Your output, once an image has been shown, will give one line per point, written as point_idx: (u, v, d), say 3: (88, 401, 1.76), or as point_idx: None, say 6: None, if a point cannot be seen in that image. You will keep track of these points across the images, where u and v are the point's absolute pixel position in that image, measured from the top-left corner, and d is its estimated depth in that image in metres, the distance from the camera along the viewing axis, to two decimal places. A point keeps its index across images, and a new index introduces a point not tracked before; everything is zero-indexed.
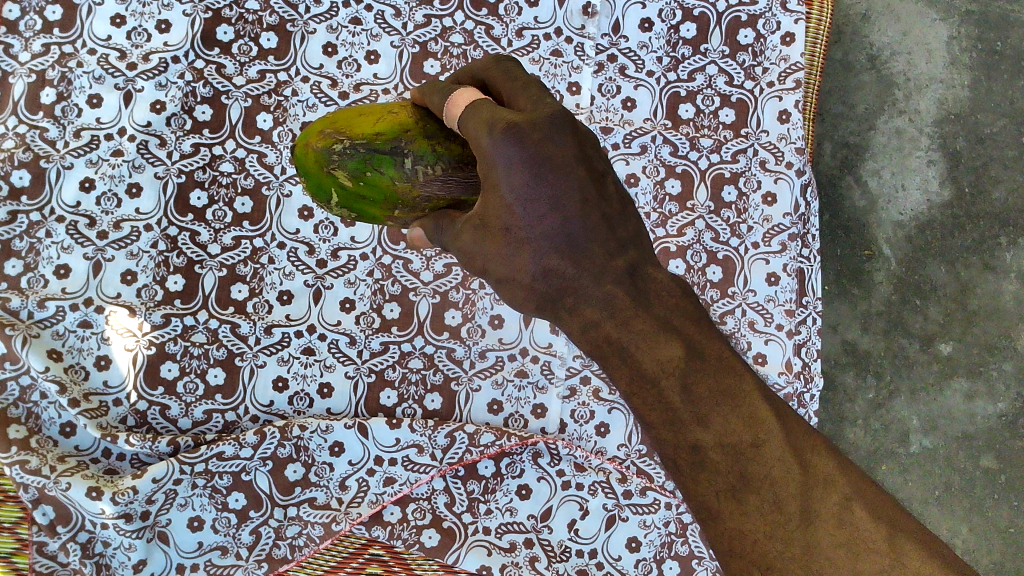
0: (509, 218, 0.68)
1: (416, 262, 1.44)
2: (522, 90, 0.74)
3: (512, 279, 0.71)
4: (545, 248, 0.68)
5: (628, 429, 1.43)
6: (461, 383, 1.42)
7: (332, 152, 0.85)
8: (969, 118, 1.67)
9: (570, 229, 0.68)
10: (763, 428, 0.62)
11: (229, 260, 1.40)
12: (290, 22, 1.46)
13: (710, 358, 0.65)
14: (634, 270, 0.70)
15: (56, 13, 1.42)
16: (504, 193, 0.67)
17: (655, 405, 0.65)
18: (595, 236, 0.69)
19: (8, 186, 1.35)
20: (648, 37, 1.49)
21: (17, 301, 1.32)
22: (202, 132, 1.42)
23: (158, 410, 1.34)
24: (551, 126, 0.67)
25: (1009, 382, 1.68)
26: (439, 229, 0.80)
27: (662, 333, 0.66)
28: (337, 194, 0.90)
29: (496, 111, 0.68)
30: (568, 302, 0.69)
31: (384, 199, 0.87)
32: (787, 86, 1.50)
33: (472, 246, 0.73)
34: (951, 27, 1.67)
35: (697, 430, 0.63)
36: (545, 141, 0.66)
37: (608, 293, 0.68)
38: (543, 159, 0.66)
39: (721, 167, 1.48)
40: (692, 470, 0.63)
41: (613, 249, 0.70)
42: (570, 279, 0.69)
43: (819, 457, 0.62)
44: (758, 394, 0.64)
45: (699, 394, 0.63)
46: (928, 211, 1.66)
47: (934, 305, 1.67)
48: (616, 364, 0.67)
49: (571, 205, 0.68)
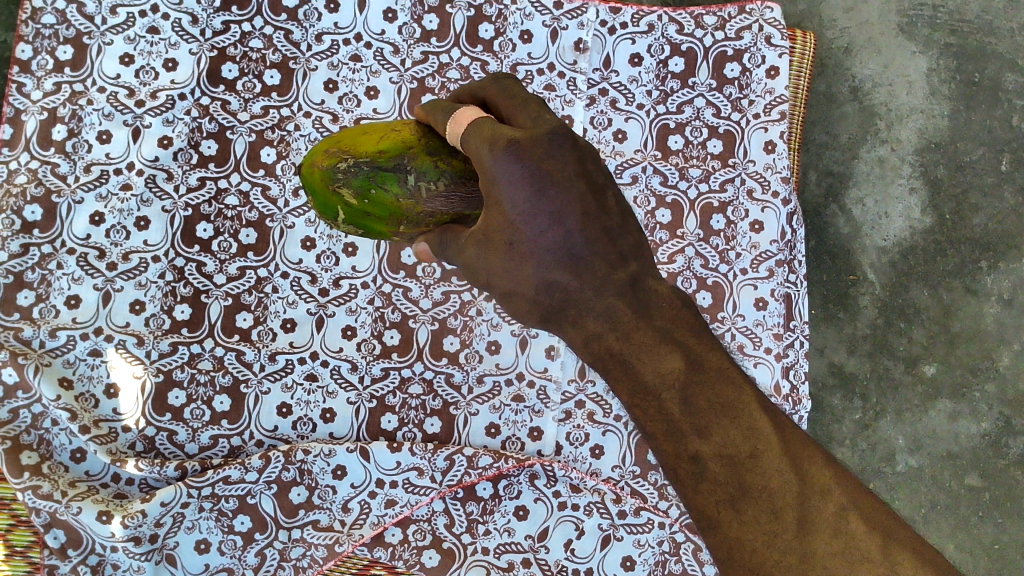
0: (513, 233, 0.70)
1: (416, 290, 1.49)
2: (520, 107, 0.76)
3: (518, 292, 0.73)
4: (549, 262, 0.71)
5: (622, 451, 1.48)
6: (459, 408, 1.46)
7: (338, 171, 0.90)
8: (949, 147, 1.72)
9: (572, 242, 0.71)
10: (761, 439, 0.65)
11: (234, 289, 1.45)
12: (292, 59, 1.50)
13: (708, 369, 0.68)
14: (635, 282, 0.73)
15: (67, 53, 1.46)
16: (507, 211, 0.70)
17: (657, 417, 0.68)
18: (597, 249, 0.72)
19: (20, 220, 1.39)
20: (638, 71, 1.55)
21: (28, 330, 1.36)
22: (207, 166, 1.47)
23: (165, 436, 1.39)
24: (550, 141, 0.69)
25: (992, 403, 1.73)
26: (444, 244, 0.84)
27: (662, 344, 0.69)
28: (343, 212, 0.94)
29: (496, 129, 0.70)
30: (571, 314, 0.72)
31: (389, 216, 0.91)
32: (772, 118, 1.55)
33: (475, 259, 0.76)
34: (930, 58, 1.72)
35: (696, 441, 0.65)
36: (545, 158, 0.68)
37: (608, 305, 0.71)
38: (544, 175, 0.68)
39: (710, 196, 1.53)
40: (693, 480, 0.65)
41: (615, 262, 0.72)
42: (574, 291, 0.72)
43: (817, 467, 0.65)
44: (755, 404, 0.67)
45: (698, 406, 0.66)
46: (910, 237, 1.72)
47: (918, 328, 1.72)
48: (618, 375, 0.70)
49: (572, 219, 0.70)
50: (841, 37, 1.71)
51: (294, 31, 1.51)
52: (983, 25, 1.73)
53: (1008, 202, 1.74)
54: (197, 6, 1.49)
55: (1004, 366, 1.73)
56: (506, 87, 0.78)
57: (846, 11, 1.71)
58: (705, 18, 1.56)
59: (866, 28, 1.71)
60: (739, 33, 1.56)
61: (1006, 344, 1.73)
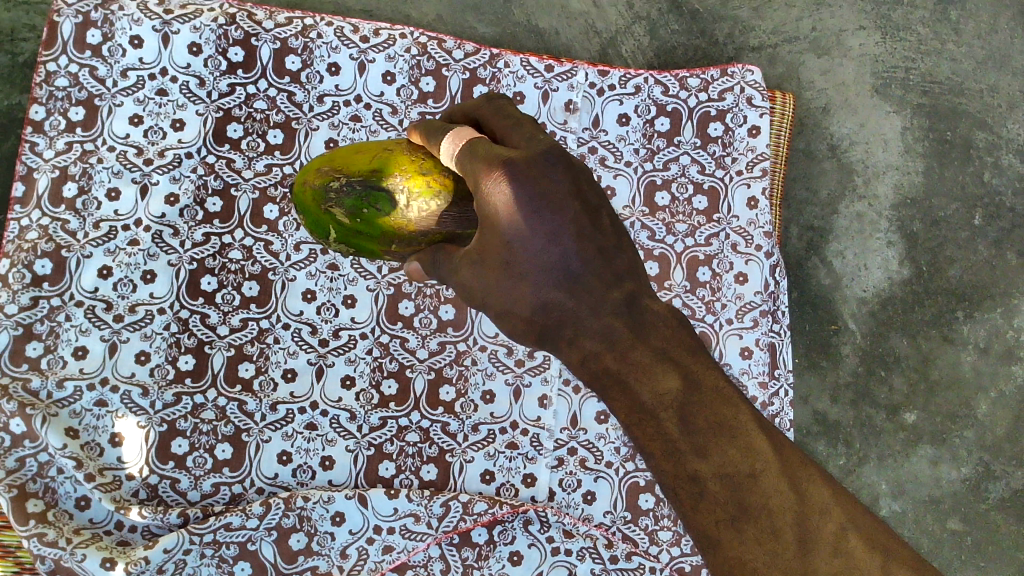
0: (508, 252, 0.75)
1: (412, 340, 1.53)
2: (514, 128, 0.82)
3: (512, 311, 0.77)
4: (545, 281, 0.75)
5: (614, 497, 1.53)
6: (455, 455, 1.50)
7: (330, 190, 0.98)
8: (924, 202, 1.79)
9: (567, 262, 0.75)
10: (758, 458, 0.68)
11: (236, 340, 1.49)
12: (294, 120, 1.56)
13: (704, 388, 0.71)
14: (630, 300, 0.76)
15: (79, 114, 1.50)
16: (506, 230, 0.75)
17: (655, 436, 0.70)
18: (592, 269, 0.76)
19: (31, 273, 1.43)
20: (626, 130, 1.62)
21: (37, 381, 1.40)
22: (213, 222, 1.51)
23: (168, 483, 1.42)
24: (545, 162, 0.75)
25: (971, 448, 1.78)
26: (436, 263, 0.88)
27: (659, 364, 0.72)
28: (336, 228, 1.02)
29: (492, 149, 0.76)
30: (566, 333, 0.76)
31: (379, 233, 0.97)
32: (754, 174, 1.62)
33: (471, 278, 0.80)
34: (903, 118, 1.80)
35: (696, 461, 0.68)
36: (542, 178, 0.74)
37: (605, 324, 0.75)
38: (542, 195, 0.74)
39: (695, 249, 1.59)
40: (692, 499, 0.69)
41: (609, 281, 0.76)
42: (568, 309, 0.76)
43: (812, 484, 0.69)
44: (751, 422, 0.70)
45: (697, 426, 0.69)
46: (889, 288, 1.78)
47: (898, 376, 1.78)
48: (615, 394, 0.73)
49: (568, 238, 0.75)
50: (818, 98, 1.79)
51: (297, 92, 1.57)
52: (955, 86, 1.81)
53: (982, 254, 1.80)
54: (205, 68, 1.55)
55: (982, 413, 1.79)
56: (500, 110, 0.85)
57: (824, 73, 1.79)
58: (690, 80, 1.64)
59: (842, 90, 1.79)
60: (722, 94, 1.64)
61: (984, 392, 1.79)
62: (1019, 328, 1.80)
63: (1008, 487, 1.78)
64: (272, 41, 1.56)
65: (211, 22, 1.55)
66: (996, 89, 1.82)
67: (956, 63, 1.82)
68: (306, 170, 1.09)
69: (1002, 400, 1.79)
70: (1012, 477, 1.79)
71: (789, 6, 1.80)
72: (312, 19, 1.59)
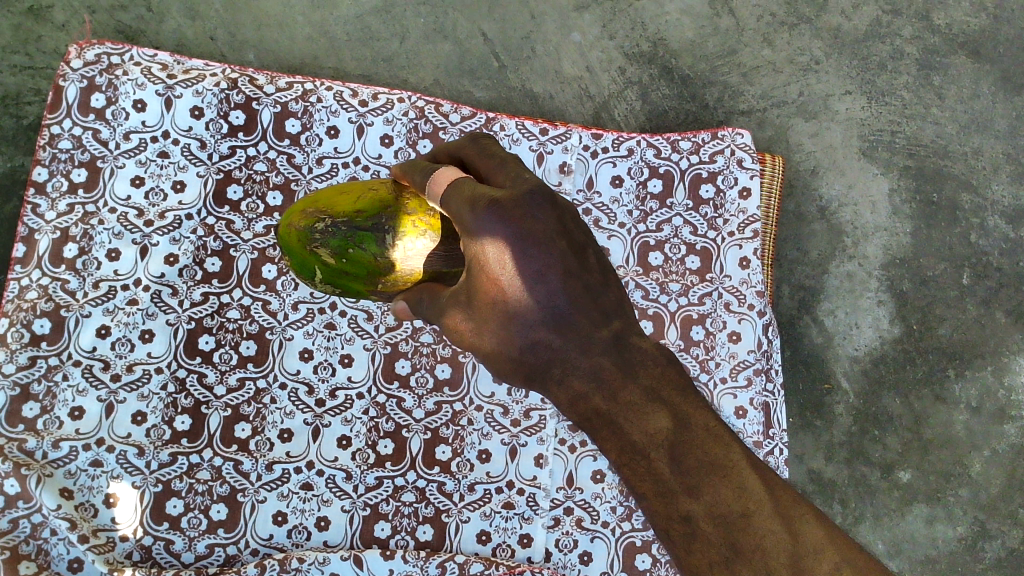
0: (497, 293, 0.79)
1: (409, 399, 1.53)
2: (500, 167, 0.83)
3: (501, 351, 0.81)
4: (533, 321, 0.79)
5: (610, 557, 1.52)
6: (451, 515, 1.50)
7: (316, 231, 1.04)
8: (913, 263, 1.82)
9: (554, 301, 0.78)
10: (751, 498, 0.69)
11: (233, 399, 1.49)
12: (294, 181, 1.58)
13: (696, 428, 0.73)
14: (618, 339, 0.80)
15: (81, 175, 1.52)
16: (495, 270, 0.78)
17: (647, 476, 0.73)
18: (580, 308, 0.79)
19: (29, 333, 1.44)
20: (619, 192, 1.64)
21: (32, 441, 1.40)
22: (211, 282, 1.52)
23: (162, 544, 1.42)
24: (530, 202, 0.76)
25: (966, 508, 1.79)
26: (421, 302, 0.91)
27: (650, 405, 0.75)
28: (321, 270, 1.07)
29: (477, 189, 0.78)
30: (556, 372, 0.80)
31: (363, 273, 1.01)
32: (746, 235, 1.64)
33: (462, 321, 0.84)
34: (891, 180, 1.83)
35: (688, 500, 0.70)
36: (525, 216, 0.76)
37: (594, 364, 0.78)
38: (526, 234, 0.76)
39: (689, 308, 1.61)
40: (685, 539, 0.70)
41: (597, 320, 0.80)
42: (556, 348, 0.79)
43: (808, 528, 0.70)
44: (743, 463, 0.72)
45: (688, 466, 0.71)
46: (880, 347, 1.80)
47: (892, 435, 1.79)
48: (607, 434, 0.76)
49: (554, 278, 0.78)
50: (806, 160, 1.82)
51: (296, 154, 1.59)
52: (939, 149, 1.85)
53: (970, 313, 1.82)
54: (206, 130, 1.57)
55: (975, 472, 1.79)
56: (485, 149, 0.87)
57: (811, 136, 1.83)
58: (682, 143, 1.67)
59: (830, 152, 1.83)
60: (713, 157, 1.67)
61: (976, 450, 1.79)
62: (1009, 386, 1.81)
63: (1003, 546, 1.78)
64: (273, 104, 1.59)
65: (213, 86, 1.58)
66: (980, 151, 1.85)
67: (940, 127, 1.85)
68: (289, 214, 1.15)
69: (995, 458, 1.80)
70: (1008, 536, 1.79)
71: (776, 71, 1.83)
72: (312, 84, 1.63)
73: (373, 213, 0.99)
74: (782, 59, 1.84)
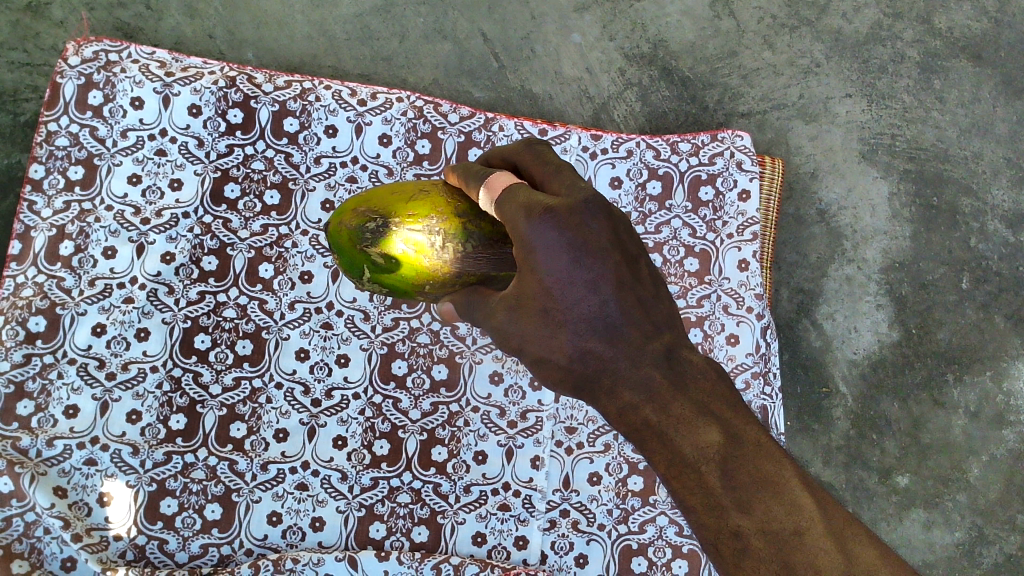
0: (548, 300, 0.74)
1: (405, 400, 1.52)
2: (555, 173, 0.81)
3: (550, 359, 0.76)
4: (584, 330, 0.74)
5: (606, 560, 1.52)
6: (446, 516, 1.49)
7: (367, 230, 0.96)
8: (913, 266, 1.80)
9: (606, 310, 0.74)
10: (804, 515, 0.65)
11: (228, 399, 1.48)
12: (292, 180, 1.58)
13: (748, 443, 0.68)
14: (670, 352, 0.75)
15: (78, 173, 1.52)
16: (541, 277, 0.74)
17: (696, 490, 0.68)
18: (631, 319, 0.75)
19: (24, 331, 1.43)
20: (618, 193, 1.63)
21: (27, 439, 1.40)
22: (207, 280, 1.52)
23: (156, 544, 1.41)
24: (585, 213, 0.75)
25: (964, 513, 1.78)
26: (470, 305, 0.88)
27: (699, 418, 0.69)
28: (368, 270, 1.00)
29: (532, 197, 0.76)
30: (605, 383, 0.74)
31: (414, 275, 0.95)
32: (744, 238, 1.64)
33: (507, 324, 0.79)
34: (890, 183, 1.81)
35: (738, 516, 0.66)
36: (580, 227, 0.74)
37: (644, 375, 0.72)
38: (581, 243, 0.74)
39: (687, 311, 1.60)
40: (735, 555, 0.66)
41: (649, 331, 0.75)
42: (607, 359, 0.74)
43: (864, 548, 0.66)
44: (797, 480, 0.67)
45: (738, 479, 0.66)
46: (879, 351, 1.78)
47: (890, 439, 1.78)
48: (655, 446, 0.71)
49: (607, 287, 0.74)
50: (806, 163, 1.80)
51: (295, 153, 1.59)
52: (939, 153, 1.83)
53: (969, 318, 1.81)
54: (204, 129, 1.57)
55: (974, 477, 1.78)
56: (542, 155, 0.84)
57: (811, 139, 1.81)
58: (681, 145, 1.66)
59: (830, 156, 1.81)
60: (712, 159, 1.66)
61: (975, 455, 1.79)
62: (1008, 392, 1.80)
63: (1001, 552, 1.78)
64: (271, 103, 1.59)
65: (211, 84, 1.58)
66: (980, 155, 1.83)
67: (940, 131, 1.84)
68: (340, 211, 1.08)
69: (993, 463, 1.79)
70: (1006, 542, 1.79)
71: (776, 74, 1.82)
72: (310, 83, 1.62)
73: (429, 214, 0.92)
74: (782, 61, 1.82)
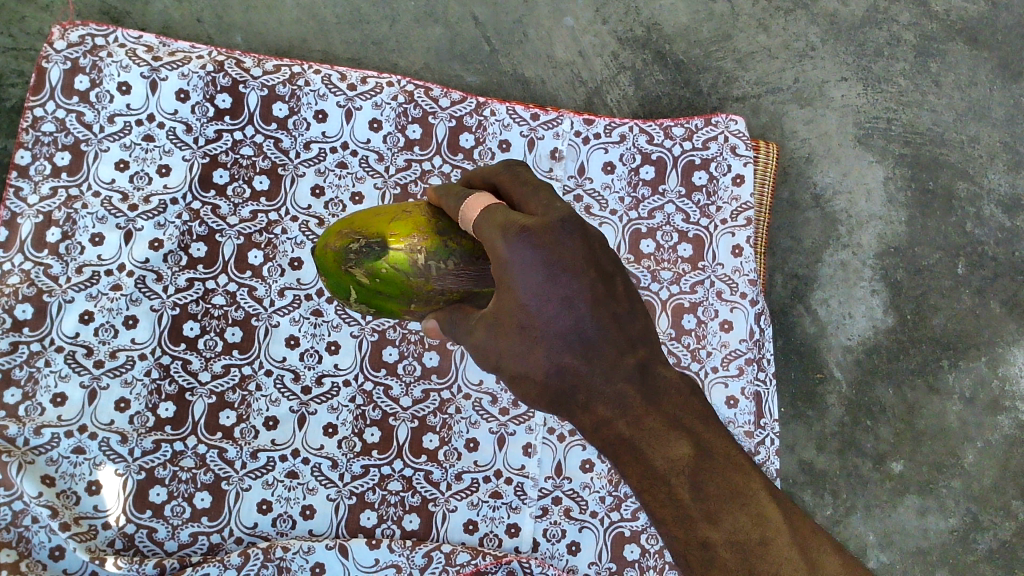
0: (524, 316, 0.71)
1: (396, 387, 1.51)
2: (532, 194, 0.79)
3: (525, 376, 0.73)
4: (560, 346, 0.71)
5: (599, 547, 1.51)
6: (437, 504, 1.48)
7: (351, 251, 0.95)
8: (908, 252, 1.72)
9: (582, 327, 0.72)
10: (768, 526, 0.68)
11: (217, 387, 1.47)
12: (281, 166, 1.56)
13: (716, 455, 0.71)
14: (644, 366, 0.75)
15: (65, 158, 1.50)
16: (517, 295, 0.71)
17: (666, 503, 0.70)
18: (607, 335, 0.73)
19: (11, 318, 1.42)
20: (611, 178, 1.62)
21: (14, 428, 1.38)
22: (196, 267, 1.51)
23: (145, 532, 1.40)
24: (562, 229, 0.71)
25: (958, 499, 1.71)
26: (454, 323, 0.86)
27: (671, 432, 0.71)
28: (355, 290, 0.99)
29: (510, 215, 0.73)
30: (580, 399, 0.73)
31: (400, 293, 0.94)
32: (739, 223, 1.62)
33: (484, 342, 0.76)
34: (886, 168, 1.74)
35: (707, 527, 0.68)
36: (556, 243, 0.70)
37: (618, 390, 0.72)
38: (559, 262, 0.70)
39: (681, 297, 1.60)
40: (702, 566, 0.68)
41: (624, 347, 0.74)
42: (583, 376, 0.72)
43: (822, 554, 0.69)
44: (762, 492, 0.71)
45: (707, 492, 0.69)
46: (874, 337, 1.71)
47: (884, 425, 1.71)
48: (627, 460, 0.72)
49: (582, 304, 0.72)
50: (801, 147, 1.74)
51: (284, 139, 1.57)
52: (936, 137, 1.76)
53: (965, 303, 1.74)
54: (192, 114, 1.55)
55: (969, 463, 1.72)
56: (518, 175, 0.82)
57: (806, 123, 1.75)
58: (674, 129, 1.64)
59: (826, 139, 1.75)
60: (706, 143, 1.64)
61: (969, 442, 1.72)
62: (1004, 377, 1.72)
63: (996, 539, 1.71)
64: (260, 88, 1.57)
65: (198, 69, 1.56)
66: (977, 139, 1.77)
67: (936, 114, 1.77)
68: (327, 234, 1.07)
69: (988, 450, 1.72)
70: (1000, 528, 1.71)
71: (772, 58, 1.76)
72: (299, 67, 1.60)
73: (411, 233, 0.91)
74: (777, 44, 1.77)
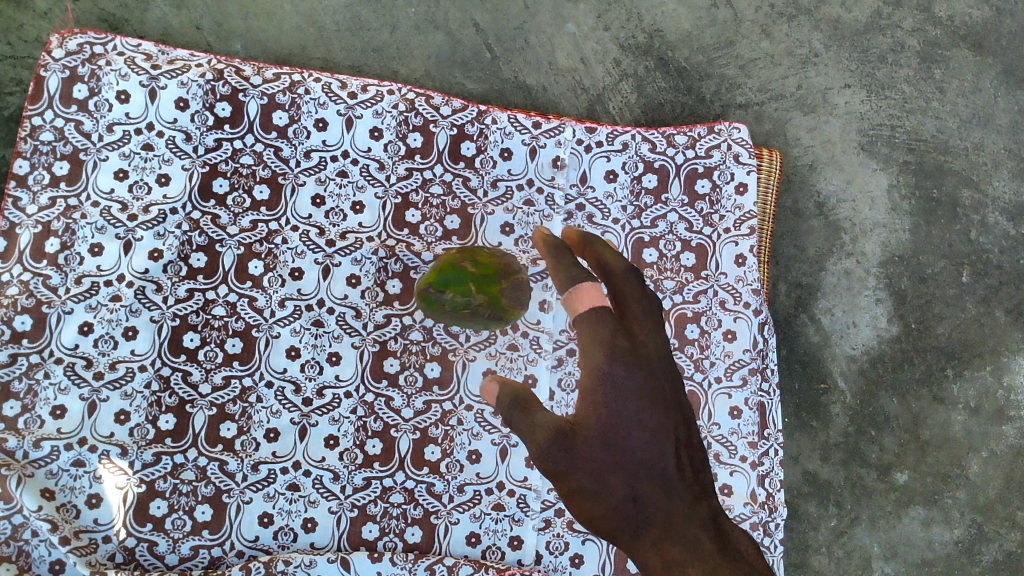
0: (609, 435, 0.86)
1: (398, 399, 1.50)
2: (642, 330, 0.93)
3: (598, 494, 0.85)
4: (640, 473, 0.84)
5: (602, 560, 1.50)
6: (440, 517, 1.47)
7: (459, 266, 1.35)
8: (912, 260, 1.71)
9: (662, 465, 0.86)
10: None
11: (217, 399, 1.46)
12: (281, 175, 1.55)
13: None
14: (714, 521, 0.84)
15: (64, 168, 1.49)
16: (601, 416, 0.86)
17: None
18: (682, 483, 0.85)
19: (10, 330, 1.41)
20: (613, 187, 1.62)
21: (13, 441, 1.37)
22: (196, 278, 1.49)
23: (145, 546, 1.39)
24: (656, 376, 0.89)
25: (963, 510, 1.67)
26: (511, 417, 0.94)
27: None
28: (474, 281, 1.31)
29: (615, 337, 0.89)
30: (652, 531, 0.82)
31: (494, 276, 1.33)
32: (742, 232, 1.61)
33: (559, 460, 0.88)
34: (890, 175, 1.73)
35: None
36: (650, 384, 0.88)
37: (694, 534, 0.81)
38: (650, 400, 0.87)
39: (684, 306, 1.58)
40: None
41: (698, 499, 0.85)
42: (659, 508, 0.83)
43: None
44: None
45: None
46: (878, 346, 1.69)
47: (889, 436, 1.67)
48: None
49: (667, 446, 0.87)
50: (805, 155, 1.73)
51: (284, 147, 1.56)
52: (940, 144, 1.75)
53: (970, 312, 1.71)
54: (191, 123, 1.54)
55: (974, 473, 1.67)
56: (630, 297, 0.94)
57: (809, 131, 1.74)
58: (677, 137, 1.63)
59: (829, 147, 1.74)
60: (709, 152, 1.63)
61: (974, 451, 1.68)
62: (1009, 387, 1.69)
63: (1000, 550, 1.67)
64: (259, 96, 1.56)
65: (198, 77, 1.55)
66: (981, 146, 1.76)
67: (941, 121, 1.76)
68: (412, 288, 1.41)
69: (993, 460, 1.68)
70: (1005, 539, 1.67)
71: (774, 64, 1.75)
72: (300, 76, 1.60)
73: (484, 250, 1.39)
74: (780, 51, 1.76)
